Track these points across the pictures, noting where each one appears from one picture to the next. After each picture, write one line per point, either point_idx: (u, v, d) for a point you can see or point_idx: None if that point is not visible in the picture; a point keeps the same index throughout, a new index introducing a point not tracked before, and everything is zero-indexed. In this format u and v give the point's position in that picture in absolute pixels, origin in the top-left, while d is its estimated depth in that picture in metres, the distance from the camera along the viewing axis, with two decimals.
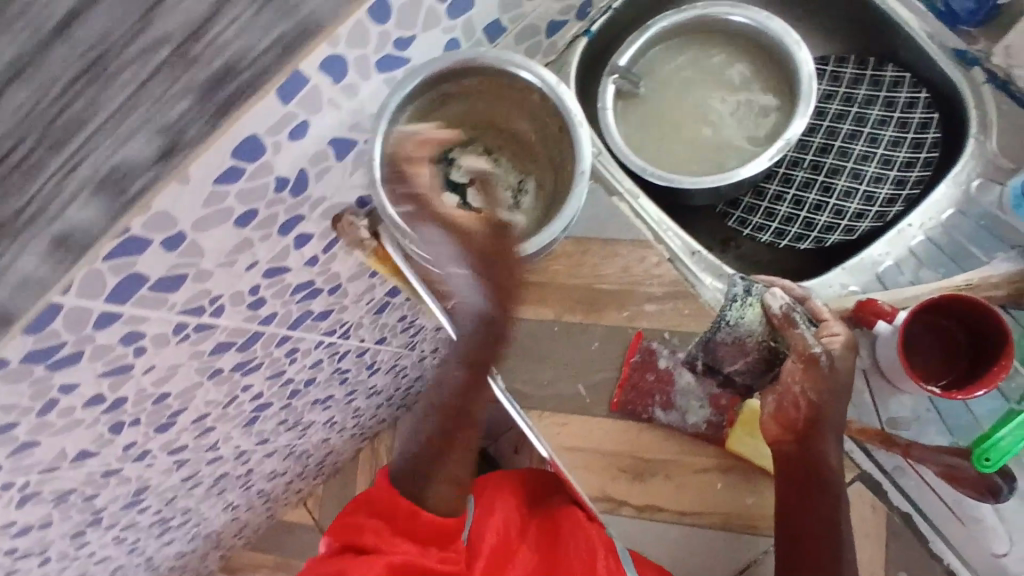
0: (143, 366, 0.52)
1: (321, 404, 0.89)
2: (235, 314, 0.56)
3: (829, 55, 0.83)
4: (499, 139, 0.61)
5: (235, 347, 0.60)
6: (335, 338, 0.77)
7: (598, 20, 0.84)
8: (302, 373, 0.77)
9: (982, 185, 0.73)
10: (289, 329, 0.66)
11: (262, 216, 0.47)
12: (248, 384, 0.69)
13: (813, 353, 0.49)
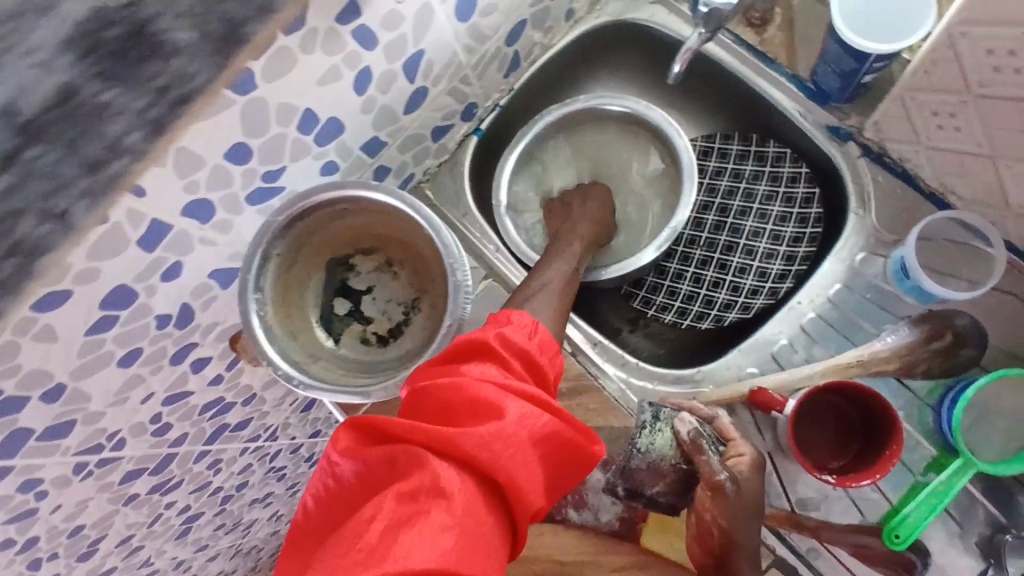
0: (49, 507, 0.56)
1: (261, 503, 0.94)
2: (139, 443, 0.61)
3: (716, 132, 0.88)
4: (398, 253, 0.76)
5: (148, 471, 0.65)
6: (262, 441, 0.81)
7: (486, 119, 0.86)
8: (232, 479, 0.81)
9: (864, 259, 0.76)
10: (204, 444, 0.71)
11: (148, 353, 0.55)
12: (171, 501, 0.73)
13: (719, 481, 0.55)
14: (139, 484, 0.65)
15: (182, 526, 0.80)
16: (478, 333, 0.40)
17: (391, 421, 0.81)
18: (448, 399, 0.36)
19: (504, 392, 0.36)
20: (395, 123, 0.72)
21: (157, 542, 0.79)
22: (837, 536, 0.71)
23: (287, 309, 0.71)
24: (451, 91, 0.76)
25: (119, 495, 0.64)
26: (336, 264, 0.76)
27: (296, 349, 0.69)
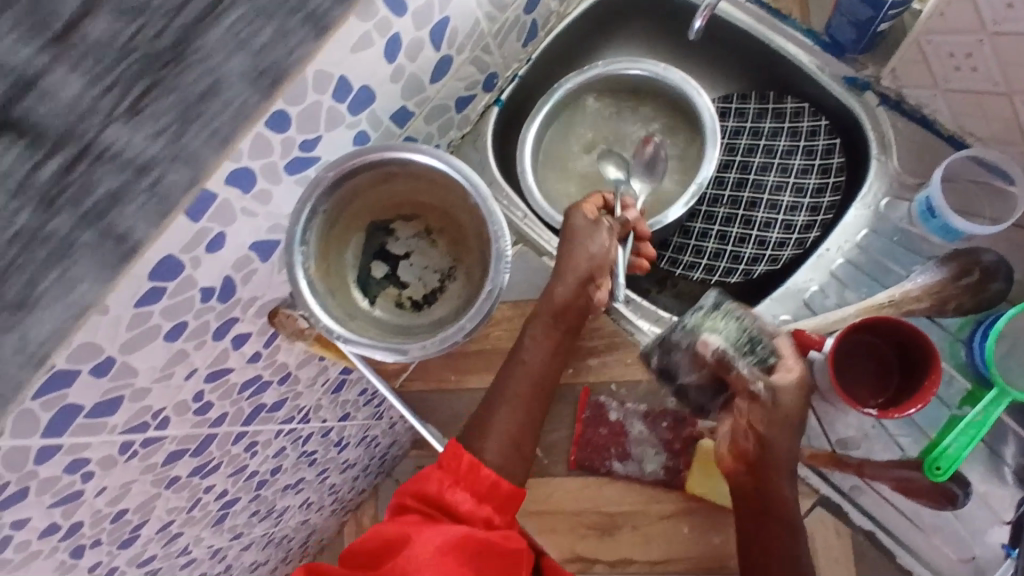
0: (94, 489, 0.63)
1: (293, 488, 1.07)
2: (182, 423, 0.69)
3: (732, 93, 0.90)
4: (439, 221, 0.79)
5: (188, 453, 0.73)
6: (295, 423, 0.91)
7: (506, 90, 0.88)
8: (266, 464, 0.92)
9: (889, 204, 0.78)
10: (242, 424, 0.79)
11: (192, 328, 0.61)
12: (210, 485, 0.82)
13: (755, 389, 0.48)
14: (181, 464, 0.73)
15: (219, 511, 0.89)
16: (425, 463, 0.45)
17: (433, 387, 0.85)
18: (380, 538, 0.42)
19: (424, 528, 0.41)
20: (422, 92, 0.74)
21: (195, 528, 0.88)
22: (877, 472, 0.71)
23: (329, 270, 0.74)
24: (474, 61, 0.79)
25: (162, 478, 0.72)
26: (376, 229, 0.79)
27: (336, 309, 0.72)
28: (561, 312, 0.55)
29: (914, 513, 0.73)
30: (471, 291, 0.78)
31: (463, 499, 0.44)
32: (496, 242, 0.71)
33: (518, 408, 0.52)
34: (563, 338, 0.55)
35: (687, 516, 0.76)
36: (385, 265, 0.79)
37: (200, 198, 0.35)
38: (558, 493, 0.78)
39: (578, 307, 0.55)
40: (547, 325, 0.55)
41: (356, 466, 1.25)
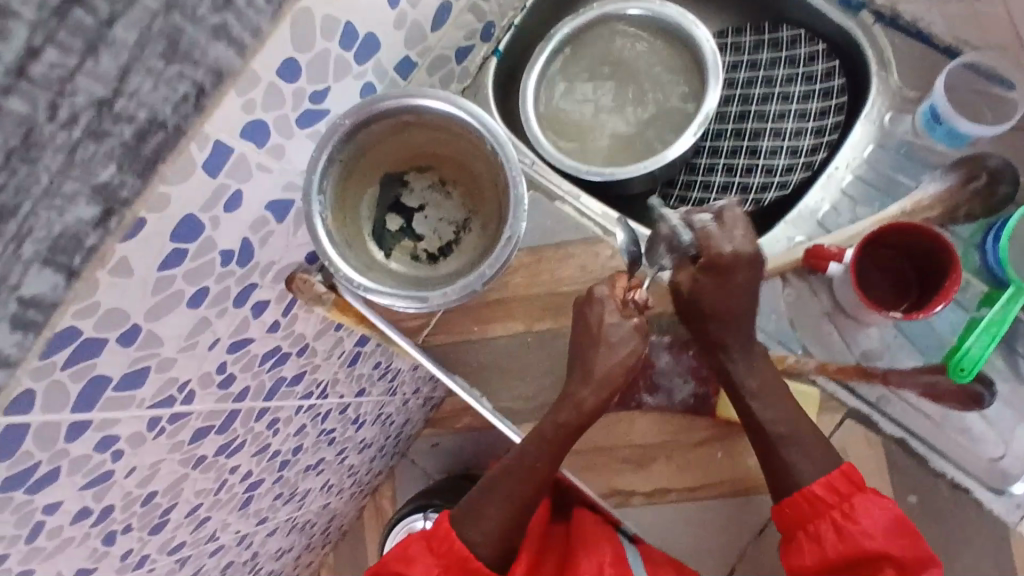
0: (125, 469, 0.64)
1: (314, 469, 1.07)
2: (207, 397, 0.68)
3: (726, 28, 0.90)
4: (455, 172, 0.80)
5: (214, 429, 0.73)
6: (314, 399, 0.92)
7: (503, 40, 0.87)
8: (288, 443, 0.93)
9: (893, 118, 0.79)
10: (264, 400, 0.79)
11: (214, 291, 0.60)
12: (235, 465, 0.83)
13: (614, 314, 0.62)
14: (207, 442, 0.73)
15: (244, 493, 0.91)
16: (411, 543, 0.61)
17: (453, 339, 0.82)
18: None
19: None
20: (424, 42, 0.73)
21: (222, 513, 0.89)
22: (902, 379, 0.71)
23: (344, 222, 0.74)
24: (471, 9, 0.78)
25: (189, 458, 0.72)
26: (390, 180, 0.79)
27: (353, 259, 0.72)
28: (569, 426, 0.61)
29: (941, 417, 0.73)
30: (485, 241, 0.78)
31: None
32: (514, 186, 0.70)
33: (510, 506, 0.62)
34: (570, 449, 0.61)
35: (720, 442, 0.75)
36: (402, 213, 0.80)
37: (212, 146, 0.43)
38: (596, 434, 0.75)
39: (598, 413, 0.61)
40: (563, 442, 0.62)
41: (372, 446, 1.24)
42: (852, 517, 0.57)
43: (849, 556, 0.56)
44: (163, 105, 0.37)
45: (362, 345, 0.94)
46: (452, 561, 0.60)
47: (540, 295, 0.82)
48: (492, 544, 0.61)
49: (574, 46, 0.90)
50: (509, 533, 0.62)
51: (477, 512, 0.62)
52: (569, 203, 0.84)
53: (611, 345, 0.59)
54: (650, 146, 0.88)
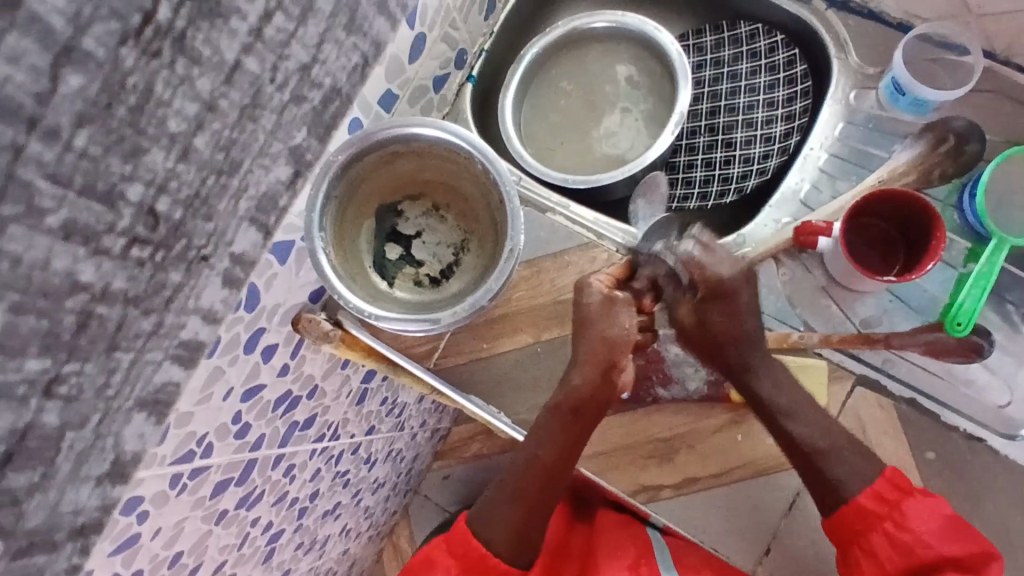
0: (150, 530, 0.63)
1: (331, 513, 1.06)
2: (226, 448, 0.68)
3: (687, 31, 0.95)
4: (447, 196, 0.82)
5: (233, 482, 0.73)
6: (326, 441, 0.91)
7: (476, 66, 0.90)
8: (305, 488, 0.92)
9: (858, 95, 0.83)
10: (279, 447, 0.78)
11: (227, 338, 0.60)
12: (256, 517, 0.82)
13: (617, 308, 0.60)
14: (228, 495, 0.72)
15: (266, 546, 0.90)
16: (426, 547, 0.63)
17: (465, 360, 0.82)
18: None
19: None
20: (403, 74, 0.74)
21: (246, 568, 0.88)
22: (907, 341, 0.72)
23: (346, 255, 0.75)
24: (444, 38, 0.80)
25: (211, 513, 0.71)
26: (385, 212, 0.81)
27: (360, 291, 0.73)
28: (582, 402, 0.60)
29: (946, 372, 0.75)
30: (485, 260, 0.80)
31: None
32: (508, 201, 0.71)
33: (521, 500, 0.62)
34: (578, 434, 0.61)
35: (738, 425, 0.75)
36: (401, 240, 0.82)
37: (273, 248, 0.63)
38: (614, 432, 0.75)
39: (597, 398, 0.60)
40: (569, 417, 0.61)
41: (386, 484, 1.23)
42: (903, 525, 0.59)
43: (908, 565, 0.58)
44: (342, 73, 0.48)
45: (368, 381, 0.95)
46: (469, 563, 0.61)
47: (542, 305, 0.83)
48: (509, 543, 0.62)
49: (545, 64, 0.93)
50: (523, 536, 0.62)
51: (492, 510, 0.63)
52: (560, 213, 0.85)
53: (610, 319, 0.59)
54: (626, 153, 0.91)
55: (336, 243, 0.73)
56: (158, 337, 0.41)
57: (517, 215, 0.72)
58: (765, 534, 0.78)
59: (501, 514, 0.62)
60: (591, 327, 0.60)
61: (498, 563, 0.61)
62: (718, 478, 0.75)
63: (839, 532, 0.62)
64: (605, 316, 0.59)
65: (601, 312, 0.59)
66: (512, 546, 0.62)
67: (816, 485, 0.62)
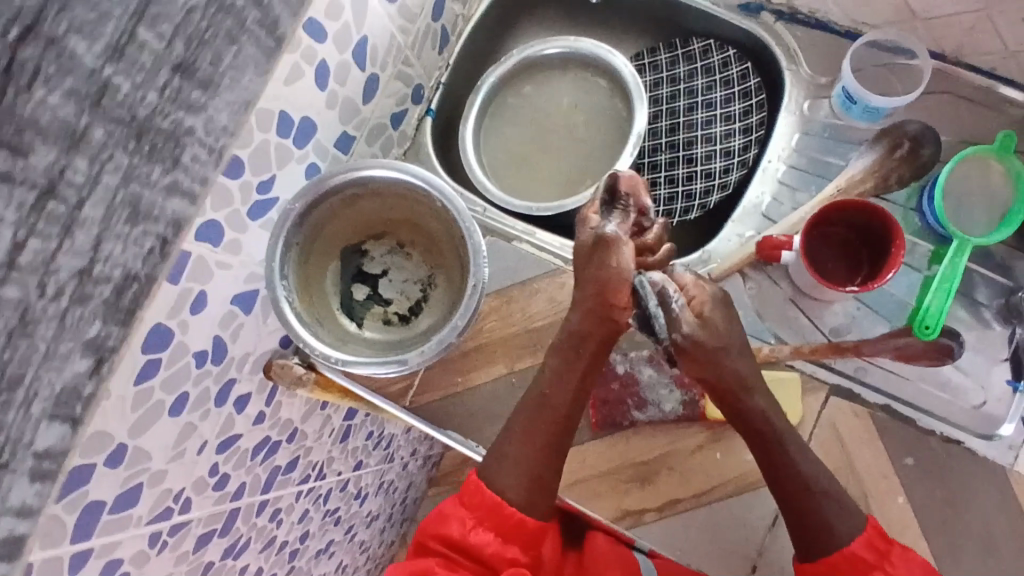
0: None
1: (325, 552, 1.04)
2: (205, 501, 0.66)
3: (642, 50, 0.95)
4: (411, 233, 0.82)
5: (217, 533, 0.70)
6: (313, 482, 0.89)
7: (434, 99, 0.90)
8: (294, 531, 0.90)
9: (812, 105, 0.83)
10: (262, 492, 0.77)
11: (194, 395, 0.59)
12: (245, 564, 0.80)
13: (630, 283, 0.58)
14: (213, 547, 0.70)
15: None
16: (445, 505, 0.58)
17: (440, 396, 0.81)
18: (449, 538, 0.57)
19: None
20: (358, 115, 0.74)
21: None
22: (874, 348, 0.74)
23: (312, 300, 0.75)
24: (399, 75, 0.80)
25: (197, 567, 0.69)
26: (351, 253, 0.81)
27: (327, 335, 0.73)
28: (582, 340, 0.59)
29: (920, 375, 0.75)
30: (452, 294, 0.80)
31: (484, 538, 0.56)
32: (470, 237, 0.71)
33: (542, 443, 0.59)
34: (585, 368, 0.60)
35: (717, 443, 0.74)
36: (369, 279, 0.81)
37: (239, 296, 0.63)
38: (592, 459, 0.75)
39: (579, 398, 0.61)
40: (569, 356, 0.60)
41: (380, 516, 1.21)
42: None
43: None
44: (136, 260, 0.42)
45: (350, 419, 0.93)
46: (484, 512, 0.57)
47: (515, 334, 0.82)
48: (524, 491, 0.58)
49: (502, 93, 0.94)
50: (543, 483, 0.59)
51: (505, 457, 0.59)
52: (526, 241, 0.85)
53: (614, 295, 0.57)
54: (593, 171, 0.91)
55: (302, 289, 0.74)
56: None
57: (479, 247, 0.72)
58: (750, 553, 0.73)
59: (522, 461, 0.59)
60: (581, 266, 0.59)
61: (507, 508, 0.57)
62: (700, 499, 0.73)
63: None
64: (594, 258, 0.57)
65: (588, 258, 0.58)
66: (531, 495, 0.58)
67: (803, 536, 0.57)
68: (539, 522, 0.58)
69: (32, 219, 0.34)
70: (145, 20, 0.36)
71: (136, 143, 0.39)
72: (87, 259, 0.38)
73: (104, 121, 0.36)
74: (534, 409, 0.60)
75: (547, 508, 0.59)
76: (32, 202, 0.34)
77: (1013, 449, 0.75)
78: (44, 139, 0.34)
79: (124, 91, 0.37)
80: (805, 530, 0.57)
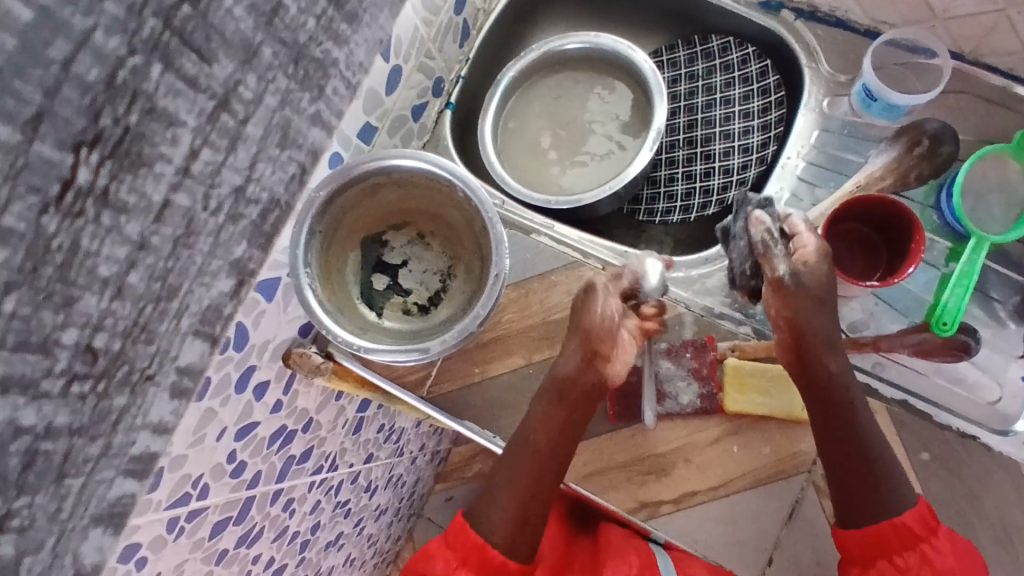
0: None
1: (334, 544, 1.04)
2: (222, 488, 0.67)
3: (660, 47, 0.97)
4: (432, 224, 0.82)
5: (232, 521, 0.71)
6: (325, 473, 0.90)
7: (454, 92, 0.90)
8: (305, 521, 0.90)
9: (831, 102, 0.84)
10: (276, 482, 0.77)
11: (216, 381, 0.60)
12: (258, 552, 0.80)
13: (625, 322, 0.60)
14: (226, 535, 0.71)
15: None
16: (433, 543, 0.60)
17: (458, 387, 0.81)
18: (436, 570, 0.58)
19: None
20: (381, 106, 0.75)
21: None
22: (896, 342, 0.73)
23: (333, 288, 0.76)
24: (421, 67, 0.81)
25: (212, 553, 0.70)
26: (370, 243, 0.81)
27: (348, 323, 0.74)
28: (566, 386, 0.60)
29: (936, 371, 0.76)
30: (471, 285, 0.81)
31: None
32: (492, 227, 0.72)
33: (520, 487, 0.59)
34: (565, 415, 0.60)
35: (734, 436, 0.74)
36: (389, 268, 0.82)
37: (264, 283, 0.63)
38: (610, 449, 0.75)
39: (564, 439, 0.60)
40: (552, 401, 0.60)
41: (388, 510, 1.21)
42: (940, 551, 0.55)
43: None
44: (279, 185, 0.44)
45: (364, 410, 0.94)
46: (467, 552, 0.58)
47: (532, 326, 0.82)
48: (505, 533, 0.59)
49: (520, 85, 0.94)
50: (524, 521, 0.59)
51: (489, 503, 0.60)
52: (546, 234, 0.85)
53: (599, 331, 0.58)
54: (604, 168, 0.91)
55: (326, 276, 0.75)
56: (107, 458, 0.37)
57: (501, 236, 0.72)
58: (767, 547, 0.74)
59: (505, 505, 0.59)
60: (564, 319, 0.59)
61: (489, 550, 0.58)
62: (716, 491, 0.73)
63: (858, 544, 0.57)
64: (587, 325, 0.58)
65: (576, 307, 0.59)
66: (512, 537, 0.59)
67: (851, 500, 0.58)
68: (522, 566, 0.58)
69: (208, 128, 0.35)
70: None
71: (294, 68, 0.40)
72: (243, 176, 0.39)
73: (274, 41, 0.38)
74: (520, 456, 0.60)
75: (530, 551, 0.59)
76: (210, 111, 0.35)
77: None
78: (225, 51, 0.35)
79: (292, 13, 0.38)
80: (856, 492, 0.58)
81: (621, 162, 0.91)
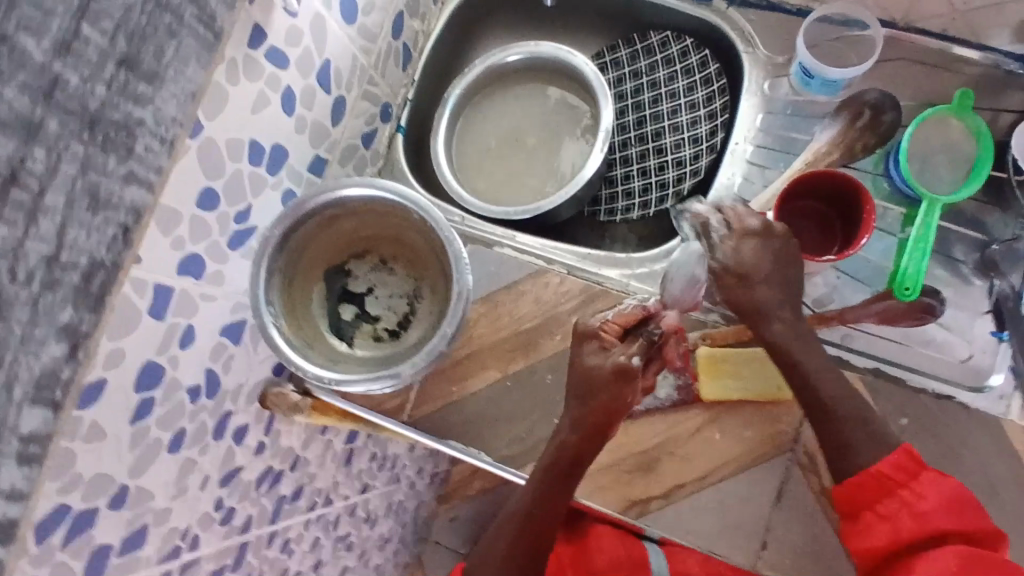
0: None
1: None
2: (212, 536, 0.65)
3: (602, 49, 0.97)
4: (393, 249, 0.82)
5: (228, 567, 0.70)
6: (320, 508, 0.88)
7: (403, 116, 0.91)
8: (306, 559, 0.88)
9: (772, 85, 0.85)
10: (271, 523, 0.75)
11: (191, 430, 0.59)
12: None
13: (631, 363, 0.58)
14: None
15: None
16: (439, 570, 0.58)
17: (437, 407, 0.80)
18: None
19: None
20: (328, 137, 0.76)
21: None
22: (861, 312, 0.74)
23: (300, 325, 0.75)
24: (365, 95, 0.81)
25: None
26: (334, 274, 0.81)
27: (319, 357, 0.73)
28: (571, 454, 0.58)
29: (904, 336, 0.77)
30: (438, 304, 0.81)
31: None
32: (449, 245, 0.72)
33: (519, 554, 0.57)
34: (568, 486, 0.58)
35: (715, 424, 0.74)
36: (356, 297, 0.82)
37: (227, 327, 0.64)
38: (593, 450, 0.74)
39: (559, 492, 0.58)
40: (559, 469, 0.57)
41: (391, 539, 1.20)
42: (922, 494, 0.50)
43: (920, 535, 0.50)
44: (98, 248, 0.36)
45: (352, 441, 0.93)
46: None
47: (504, 338, 0.81)
48: None
49: (469, 101, 0.95)
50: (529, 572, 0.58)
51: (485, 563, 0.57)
52: (509, 245, 0.86)
53: (595, 371, 0.59)
54: (547, 175, 0.92)
55: (291, 313, 0.74)
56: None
57: (460, 250, 0.73)
58: (757, 530, 0.72)
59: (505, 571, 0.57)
60: (583, 384, 0.59)
61: None
62: (701, 480, 0.73)
63: (845, 500, 0.53)
64: (613, 388, 0.58)
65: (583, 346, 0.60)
66: None
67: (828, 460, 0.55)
68: None
69: None
70: (89, 16, 0.32)
71: (91, 134, 0.34)
72: (53, 244, 0.33)
73: (59, 113, 0.32)
74: (527, 516, 0.58)
75: None
76: None
77: (1003, 398, 0.75)
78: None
79: (74, 85, 0.33)
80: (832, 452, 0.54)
81: (564, 166, 0.92)
